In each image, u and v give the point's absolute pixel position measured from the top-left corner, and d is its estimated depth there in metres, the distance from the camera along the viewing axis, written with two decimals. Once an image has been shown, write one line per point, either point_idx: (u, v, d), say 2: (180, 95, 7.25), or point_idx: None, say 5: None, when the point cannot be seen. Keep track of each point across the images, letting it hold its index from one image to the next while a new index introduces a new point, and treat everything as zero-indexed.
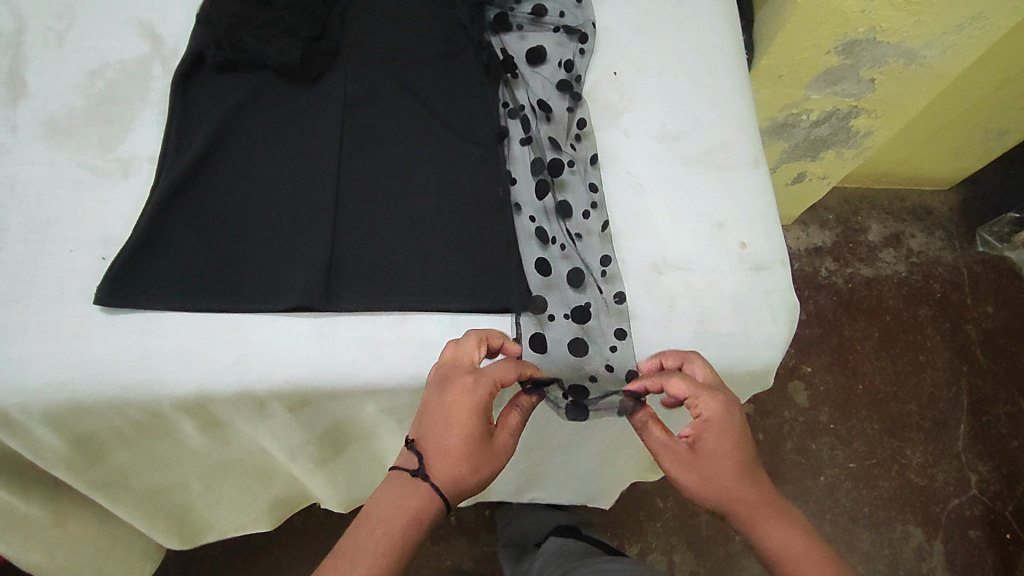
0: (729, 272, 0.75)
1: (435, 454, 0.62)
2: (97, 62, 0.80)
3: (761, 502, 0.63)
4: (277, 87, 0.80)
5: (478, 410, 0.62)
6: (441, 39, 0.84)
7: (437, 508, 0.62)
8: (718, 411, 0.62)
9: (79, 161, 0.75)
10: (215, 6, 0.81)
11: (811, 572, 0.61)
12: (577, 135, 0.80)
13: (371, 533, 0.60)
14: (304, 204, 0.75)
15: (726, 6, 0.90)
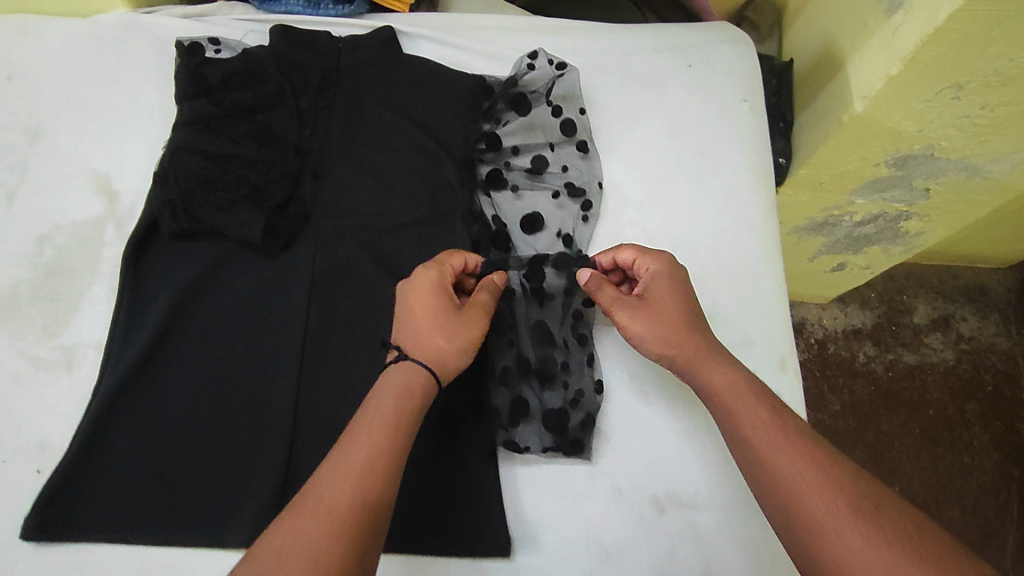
0: (741, 512, 0.65)
1: (402, 339, 0.59)
2: (47, 226, 0.73)
3: (711, 352, 0.60)
4: (240, 258, 0.72)
5: (438, 286, 0.61)
6: (426, 201, 0.74)
7: (425, 384, 0.57)
8: (662, 264, 0.65)
9: (21, 350, 0.68)
10: (175, 162, 0.73)
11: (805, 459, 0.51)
12: (571, 326, 0.70)
13: (346, 471, 0.50)
14: (260, 406, 0.67)
15: (757, 155, 0.77)
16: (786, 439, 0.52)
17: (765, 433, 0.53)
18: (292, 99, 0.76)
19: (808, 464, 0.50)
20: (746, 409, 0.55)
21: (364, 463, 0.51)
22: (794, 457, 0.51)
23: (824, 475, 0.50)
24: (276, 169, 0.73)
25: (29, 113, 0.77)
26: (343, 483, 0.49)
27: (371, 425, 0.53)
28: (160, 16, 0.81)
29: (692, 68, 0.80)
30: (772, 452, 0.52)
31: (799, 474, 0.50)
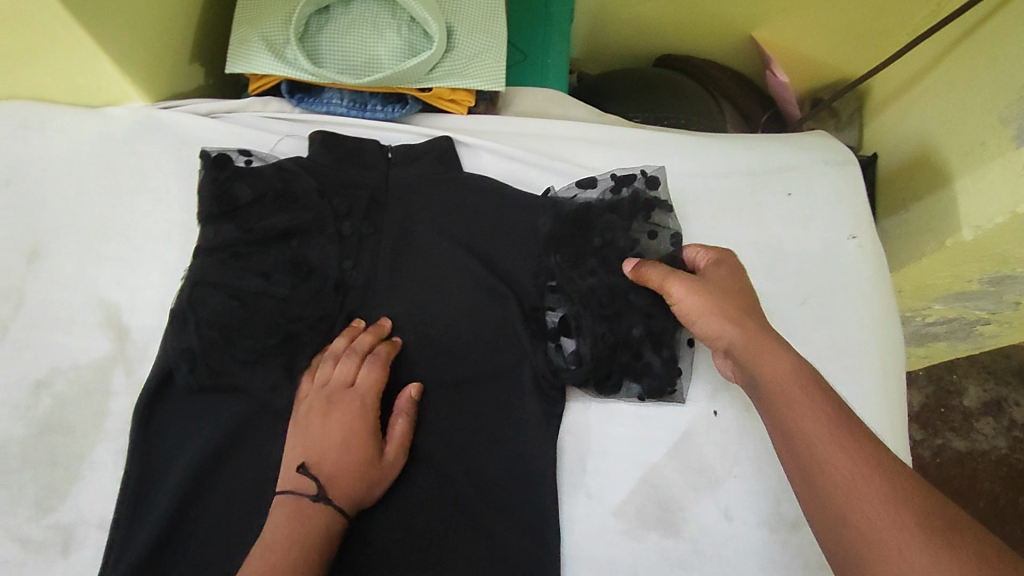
0: None
1: (339, 457, 0.57)
2: (44, 368, 0.63)
3: (797, 377, 0.50)
4: (270, 418, 0.62)
5: (367, 429, 0.59)
6: (481, 354, 0.64)
7: (359, 488, 0.57)
8: (724, 278, 0.59)
9: (9, 529, 0.58)
10: (194, 301, 0.62)
11: (873, 496, 0.42)
12: (663, 510, 0.62)
13: (268, 567, 0.51)
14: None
15: (864, 308, 0.67)
16: (849, 448, 0.44)
17: (824, 433, 0.46)
18: (333, 226, 0.65)
19: (871, 485, 0.43)
20: (810, 417, 0.47)
21: (273, 574, 0.50)
22: (855, 471, 0.43)
23: (886, 480, 0.43)
24: (313, 312, 0.64)
25: (25, 225, 0.66)
26: (287, 535, 0.53)
27: (276, 529, 0.53)
28: (183, 114, 0.70)
29: (792, 197, 0.70)
30: (837, 466, 0.44)
31: (855, 487, 0.43)
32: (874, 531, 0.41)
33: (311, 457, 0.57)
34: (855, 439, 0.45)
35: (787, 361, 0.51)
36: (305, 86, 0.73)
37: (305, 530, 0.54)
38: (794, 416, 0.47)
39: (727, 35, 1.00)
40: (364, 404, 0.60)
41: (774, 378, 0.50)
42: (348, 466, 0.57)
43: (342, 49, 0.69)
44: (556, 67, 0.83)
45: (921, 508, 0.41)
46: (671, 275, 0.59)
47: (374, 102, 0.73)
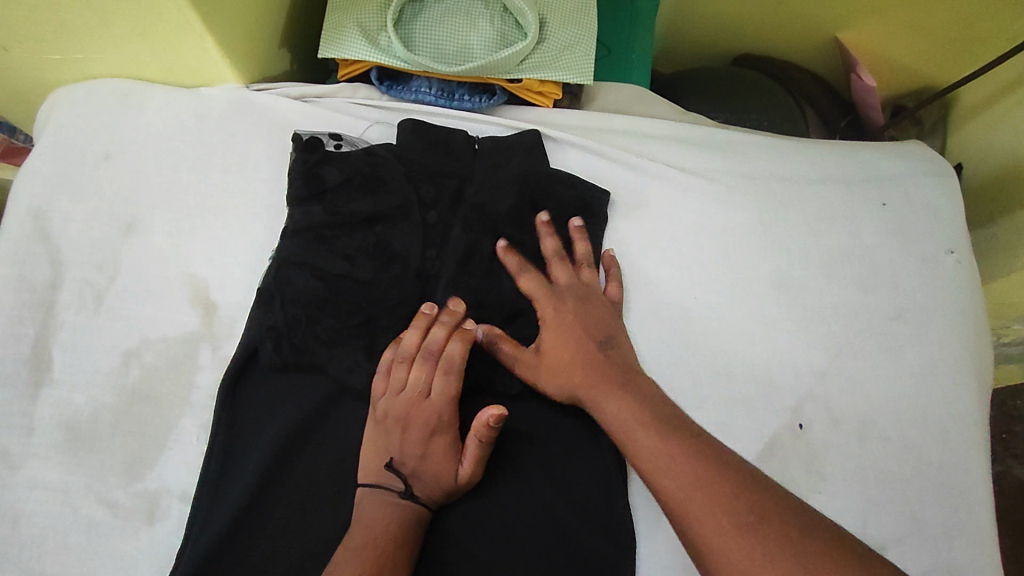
0: None
1: (420, 458, 0.56)
2: (134, 339, 0.64)
3: (602, 384, 0.56)
4: (352, 401, 0.62)
5: (448, 428, 0.57)
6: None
7: (449, 487, 0.56)
8: (555, 312, 0.61)
9: (100, 493, 0.60)
10: (281, 279, 0.63)
11: (700, 506, 0.45)
12: None
13: (364, 548, 0.51)
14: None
15: (960, 323, 0.65)
16: (673, 454, 0.49)
17: (682, 474, 0.47)
18: (419, 212, 0.66)
19: (726, 514, 0.44)
20: (672, 464, 0.48)
21: (370, 558, 0.50)
22: (723, 513, 0.44)
23: (695, 476, 0.47)
24: (394, 297, 0.63)
25: (125, 202, 0.69)
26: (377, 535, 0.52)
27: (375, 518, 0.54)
28: (276, 97, 0.71)
29: (887, 208, 0.68)
30: (713, 511, 0.44)
31: (730, 530, 0.43)
32: (704, 539, 0.44)
33: (397, 457, 0.56)
34: (711, 469, 0.47)
35: (630, 405, 0.54)
36: (394, 74, 0.73)
37: (396, 520, 0.54)
38: (659, 471, 0.49)
39: (809, 37, 0.97)
40: (450, 416, 0.57)
41: (614, 422, 0.54)
42: (433, 464, 0.56)
43: (434, 37, 0.70)
44: (639, 63, 0.81)
45: (740, 506, 0.44)
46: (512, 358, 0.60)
47: (461, 92, 0.73)
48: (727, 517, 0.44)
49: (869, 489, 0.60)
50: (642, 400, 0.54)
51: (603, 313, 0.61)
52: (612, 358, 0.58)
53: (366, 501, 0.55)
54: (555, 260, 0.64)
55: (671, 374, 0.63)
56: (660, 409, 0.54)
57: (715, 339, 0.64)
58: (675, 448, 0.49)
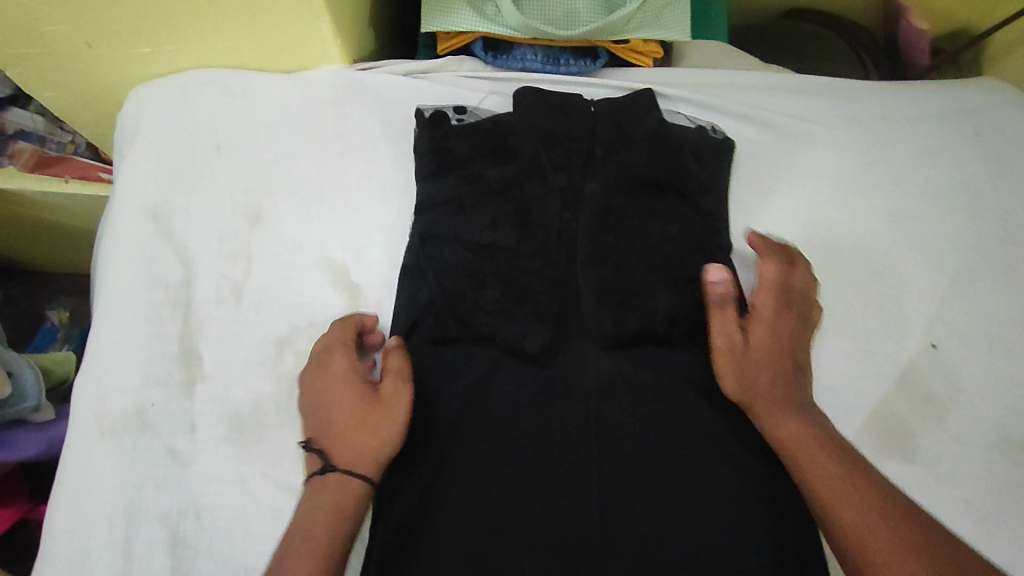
0: None
1: (331, 426, 0.54)
2: (283, 327, 0.64)
3: (796, 400, 0.56)
4: (512, 365, 0.63)
5: (348, 376, 0.56)
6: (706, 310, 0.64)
7: (375, 437, 0.54)
8: (766, 301, 0.59)
9: (278, 479, 0.60)
10: (427, 254, 0.64)
11: (857, 507, 0.48)
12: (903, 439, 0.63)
13: (307, 520, 0.51)
14: (559, 558, 0.57)
15: None
16: (826, 459, 0.52)
17: (846, 488, 0.50)
18: (550, 176, 0.66)
19: (878, 519, 0.48)
20: (821, 462, 0.51)
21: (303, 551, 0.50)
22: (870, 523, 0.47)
23: (835, 472, 0.51)
24: (539, 263, 0.65)
25: (246, 192, 0.68)
26: (304, 525, 0.51)
27: (317, 395, 0.56)
28: (386, 74, 0.71)
29: (980, 137, 0.73)
30: (860, 517, 0.48)
31: (880, 541, 0.47)
32: (858, 540, 0.47)
33: (314, 434, 0.55)
34: (860, 480, 0.50)
35: (801, 416, 0.54)
36: (496, 44, 0.74)
37: (310, 506, 0.52)
38: (814, 468, 0.51)
39: None
40: (365, 377, 0.56)
41: (775, 425, 0.55)
42: (342, 412, 0.54)
43: (542, 2, 0.70)
44: (718, 20, 0.84)
45: (888, 513, 0.48)
46: (730, 331, 0.58)
47: (565, 57, 0.74)
48: (883, 522, 0.47)
49: (1006, 396, 0.65)
50: (807, 412, 0.55)
51: (799, 321, 0.60)
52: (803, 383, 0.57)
53: (331, 377, 0.56)
54: (797, 268, 0.62)
55: None
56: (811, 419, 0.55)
57: (843, 274, 0.68)
58: (834, 457, 0.51)
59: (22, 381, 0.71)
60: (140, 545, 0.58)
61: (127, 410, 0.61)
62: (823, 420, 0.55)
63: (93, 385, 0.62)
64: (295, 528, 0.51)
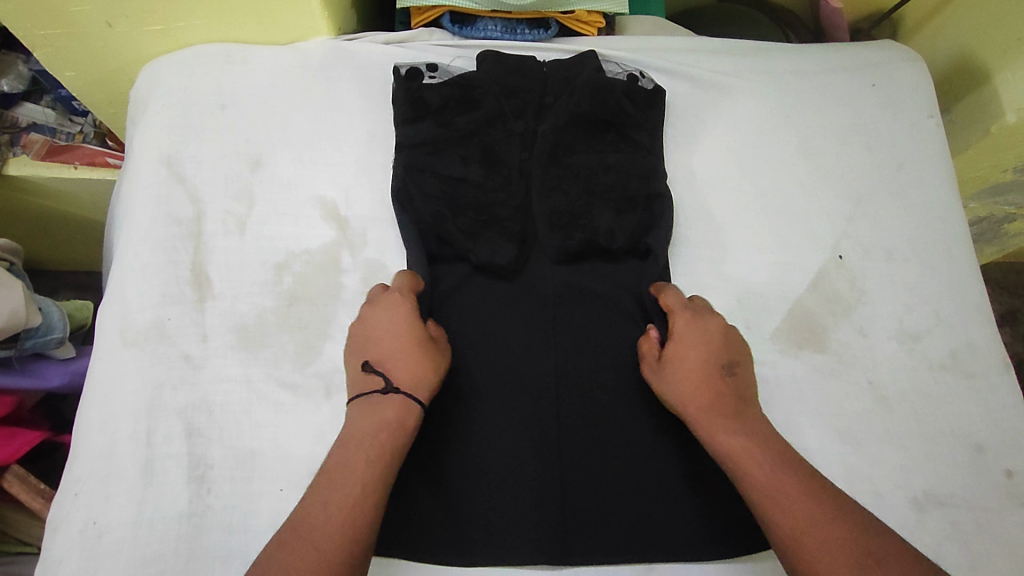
0: (999, 509, 0.68)
1: (391, 354, 0.61)
2: (282, 253, 0.74)
3: (712, 385, 0.62)
4: (481, 278, 0.74)
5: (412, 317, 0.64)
6: (642, 228, 0.75)
7: (429, 369, 0.61)
8: (679, 339, 0.65)
9: (279, 378, 0.69)
10: (409, 187, 0.75)
11: (755, 472, 0.57)
12: (815, 334, 0.74)
13: (371, 428, 0.57)
14: (530, 442, 0.68)
15: (945, 168, 0.84)
16: (727, 429, 0.59)
17: (750, 456, 0.57)
18: (508, 120, 0.77)
19: (774, 482, 0.55)
20: (726, 433, 0.59)
21: (367, 455, 0.55)
22: (768, 479, 0.56)
23: (746, 443, 0.58)
24: (502, 194, 0.76)
25: (248, 143, 0.78)
26: (361, 435, 0.56)
27: (380, 330, 0.63)
28: (368, 44, 0.83)
29: (876, 87, 0.86)
30: (758, 475, 0.56)
31: (774, 491, 0.55)
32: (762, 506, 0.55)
33: (373, 359, 0.61)
34: (762, 449, 0.58)
35: (707, 396, 0.61)
36: (462, 18, 0.86)
37: (373, 418, 0.57)
38: (713, 434, 0.59)
39: None
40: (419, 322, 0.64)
41: (681, 403, 0.62)
42: (401, 345, 0.61)
43: None
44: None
45: (781, 477, 0.56)
46: (651, 361, 0.67)
47: (521, 27, 0.86)
48: (775, 485, 0.55)
49: (901, 296, 0.77)
50: (712, 388, 0.62)
51: (729, 343, 0.65)
52: (735, 378, 0.63)
53: (394, 318, 0.63)
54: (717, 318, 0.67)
55: (731, 231, 0.79)
56: (723, 392, 0.62)
57: (762, 201, 0.80)
58: (739, 432, 0.59)
59: (49, 316, 0.80)
60: (159, 435, 0.66)
61: (147, 324, 0.70)
62: (735, 398, 0.62)
63: (116, 305, 0.71)
64: (355, 438, 0.56)
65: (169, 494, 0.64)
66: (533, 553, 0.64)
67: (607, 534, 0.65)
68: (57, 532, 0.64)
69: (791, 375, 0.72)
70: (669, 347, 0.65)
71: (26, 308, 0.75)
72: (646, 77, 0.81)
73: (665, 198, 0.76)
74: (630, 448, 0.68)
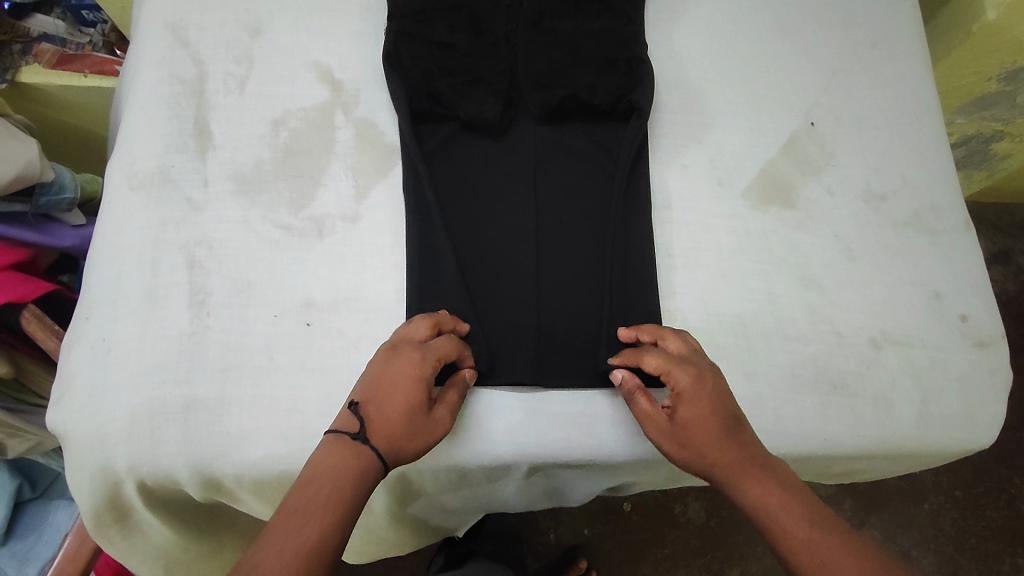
0: (952, 349, 0.72)
1: (383, 407, 0.58)
2: (279, 111, 0.78)
3: (727, 447, 0.58)
4: (468, 138, 0.79)
5: (423, 380, 0.59)
6: (623, 88, 0.78)
7: (410, 442, 0.58)
8: (686, 393, 0.60)
9: (275, 220, 0.73)
10: (402, 49, 0.78)
11: (799, 533, 0.54)
12: (785, 192, 0.78)
13: (331, 476, 0.53)
14: (511, 284, 0.73)
15: (918, 47, 0.87)
16: (758, 485, 0.57)
17: (784, 510, 0.55)
18: None
19: (822, 540, 0.53)
20: (756, 489, 0.57)
21: (315, 507, 0.51)
22: (811, 539, 0.53)
23: (778, 502, 0.56)
24: (490, 60, 0.79)
25: (248, 12, 0.83)
26: (322, 486, 0.53)
27: (392, 376, 0.59)
28: None
29: None
30: (795, 531, 0.54)
31: (820, 551, 0.52)
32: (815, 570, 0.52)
33: (365, 399, 0.58)
34: (796, 504, 0.56)
35: (730, 455, 0.58)
36: None
37: (338, 467, 0.54)
38: (744, 496, 0.57)
39: None
40: (426, 377, 0.60)
41: (702, 466, 0.59)
42: (397, 404, 0.58)
43: None
44: None
45: (825, 533, 0.53)
46: (651, 421, 0.61)
47: None
48: (826, 548, 0.52)
49: (868, 161, 0.80)
50: (729, 449, 0.58)
51: (725, 393, 0.61)
52: (741, 431, 0.60)
53: (404, 368, 0.59)
54: (710, 368, 0.62)
55: (708, 99, 0.82)
56: (739, 450, 0.59)
57: (738, 73, 0.84)
58: (767, 488, 0.57)
59: (61, 176, 0.84)
60: (163, 266, 0.70)
61: (152, 170, 0.74)
62: (749, 449, 0.59)
63: (124, 155, 0.76)
64: (309, 482, 0.53)
65: (170, 317, 0.68)
66: (503, 376, 0.68)
67: (578, 364, 0.70)
68: (70, 351, 0.68)
69: (760, 228, 0.76)
70: (675, 407, 0.61)
71: (41, 162, 0.80)
72: None
73: (644, 62, 0.79)
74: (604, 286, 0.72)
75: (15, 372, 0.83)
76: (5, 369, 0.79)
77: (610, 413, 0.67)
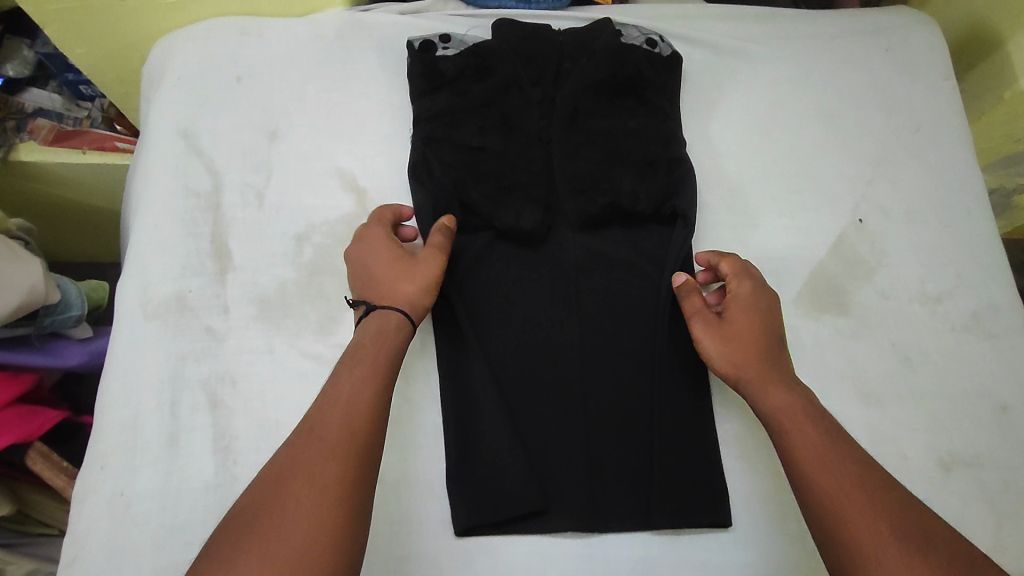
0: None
1: (370, 282, 0.62)
2: (302, 225, 0.74)
3: (762, 348, 0.61)
4: (504, 247, 0.74)
5: (389, 243, 0.64)
6: (665, 191, 0.74)
7: (409, 274, 0.62)
8: (744, 294, 0.64)
9: (302, 349, 0.69)
10: (431, 158, 0.74)
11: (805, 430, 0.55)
12: (838, 298, 0.74)
13: (357, 357, 0.56)
14: (557, 410, 0.67)
15: (964, 132, 0.83)
16: (782, 392, 0.58)
17: (799, 421, 0.56)
18: (525, 87, 0.77)
19: (823, 448, 0.54)
20: (775, 391, 0.58)
21: (349, 381, 0.55)
22: (816, 444, 0.54)
23: (797, 408, 0.57)
24: (524, 161, 0.75)
25: (264, 114, 0.78)
26: (350, 368, 0.56)
27: (364, 255, 0.64)
28: (382, 15, 0.83)
29: (890, 52, 0.86)
30: (804, 438, 0.55)
31: (819, 455, 0.53)
32: (814, 468, 0.53)
33: (354, 292, 0.63)
34: (808, 413, 0.57)
35: (766, 362, 0.60)
36: None
37: (359, 342, 0.58)
38: (762, 397, 0.59)
39: None
40: (392, 241, 0.65)
41: (736, 362, 0.61)
42: (378, 270, 0.62)
43: None
44: None
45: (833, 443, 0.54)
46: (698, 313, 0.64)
47: None
48: (827, 453, 0.53)
49: (921, 259, 0.77)
50: (771, 353, 0.61)
51: (772, 311, 0.64)
52: (781, 347, 0.62)
53: (369, 246, 0.64)
54: (753, 272, 0.67)
55: (752, 196, 0.78)
56: (777, 360, 0.61)
57: (780, 166, 0.80)
58: (787, 395, 0.58)
59: (67, 294, 0.79)
60: (184, 406, 0.65)
61: (168, 296, 0.70)
62: (785, 363, 0.61)
63: (136, 279, 0.71)
64: (344, 363, 0.56)
65: (195, 464, 0.64)
66: (556, 522, 0.63)
67: (636, 502, 0.64)
68: (83, 504, 0.63)
69: (815, 338, 0.72)
70: (727, 304, 0.64)
71: (46, 285, 0.74)
72: (663, 43, 0.81)
73: (684, 162, 0.75)
74: (657, 412, 0.67)
75: (17, 505, 0.77)
76: (5, 508, 0.74)
77: (670, 560, 0.63)
